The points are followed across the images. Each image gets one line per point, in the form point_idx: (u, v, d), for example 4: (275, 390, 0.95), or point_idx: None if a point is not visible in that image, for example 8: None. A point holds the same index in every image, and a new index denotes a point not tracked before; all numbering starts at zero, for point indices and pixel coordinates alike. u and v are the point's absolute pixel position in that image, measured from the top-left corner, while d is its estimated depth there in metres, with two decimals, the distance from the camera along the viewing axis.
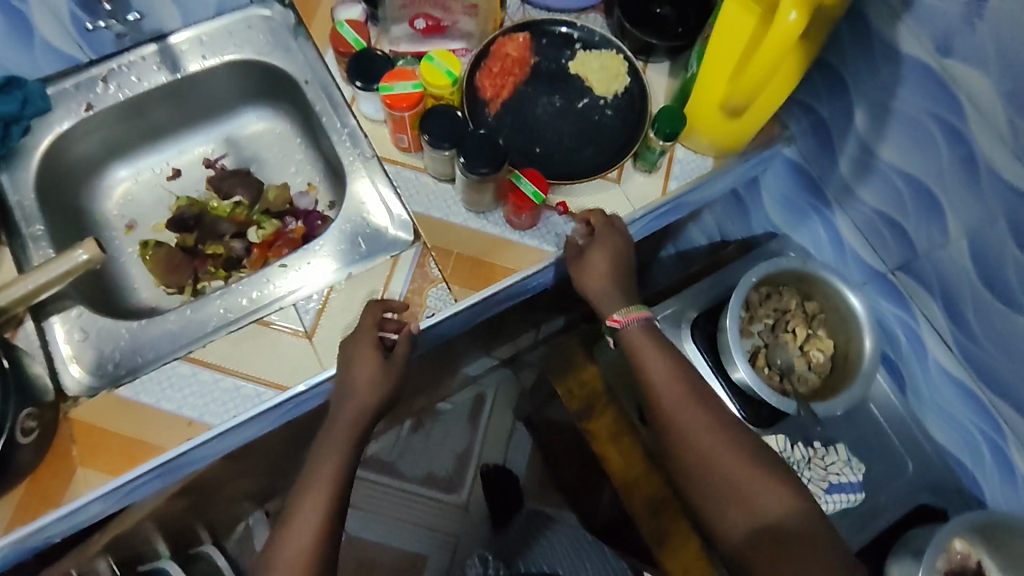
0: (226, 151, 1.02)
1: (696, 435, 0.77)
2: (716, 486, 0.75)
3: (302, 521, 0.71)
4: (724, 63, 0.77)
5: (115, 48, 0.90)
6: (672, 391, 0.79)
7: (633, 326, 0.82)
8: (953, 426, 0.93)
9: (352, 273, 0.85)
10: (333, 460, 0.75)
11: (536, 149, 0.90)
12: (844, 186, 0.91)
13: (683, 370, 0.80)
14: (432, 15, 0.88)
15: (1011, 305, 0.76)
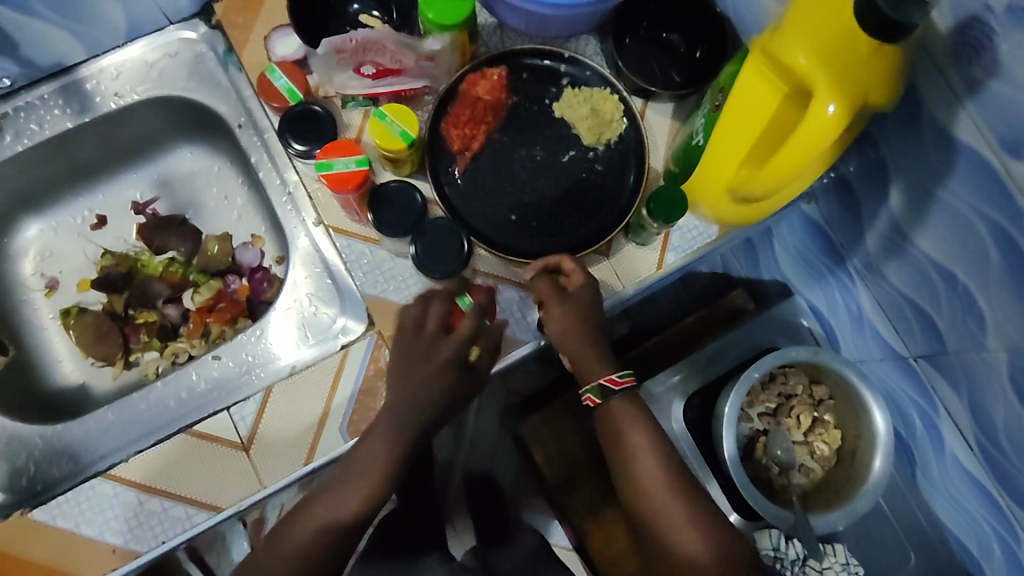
0: (157, 194, 0.88)
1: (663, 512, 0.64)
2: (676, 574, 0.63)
3: (322, 517, 0.63)
4: (736, 147, 0.63)
5: (10, 86, 0.76)
6: (648, 462, 0.65)
7: (619, 398, 0.68)
8: (962, 515, 0.82)
9: (296, 367, 0.74)
10: (375, 465, 0.64)
11: (512, 216, 0.77)
12: (870, 260, 0.79)
13: (665, 447, 0.67)
14: (382, 66, 0.74)
15: None
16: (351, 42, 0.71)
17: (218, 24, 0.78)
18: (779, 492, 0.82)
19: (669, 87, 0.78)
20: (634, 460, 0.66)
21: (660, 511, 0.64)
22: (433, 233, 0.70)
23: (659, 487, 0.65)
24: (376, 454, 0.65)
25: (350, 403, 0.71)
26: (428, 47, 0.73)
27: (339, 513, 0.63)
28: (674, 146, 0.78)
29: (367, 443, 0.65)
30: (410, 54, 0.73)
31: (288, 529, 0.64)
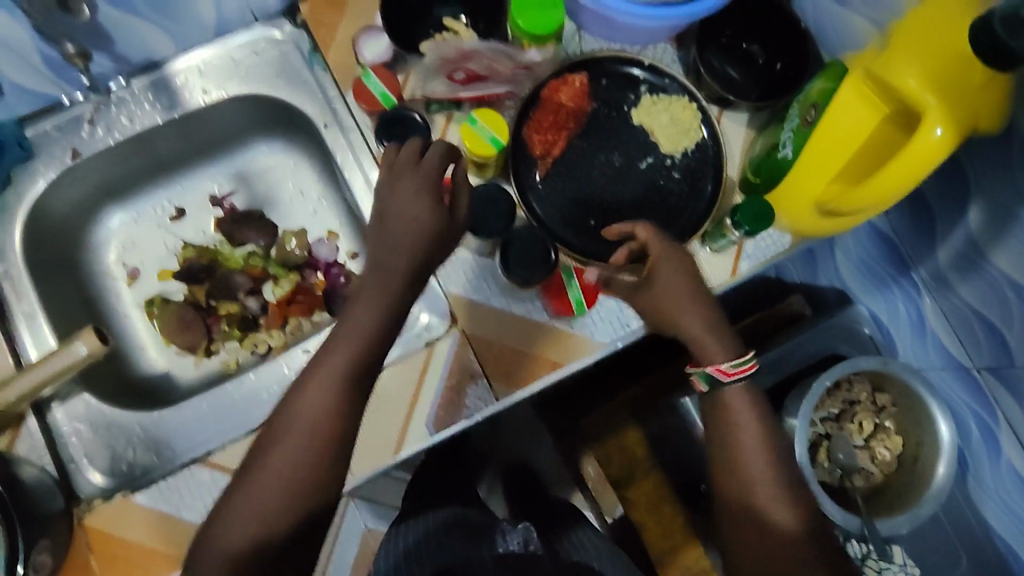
0: (234, 187, 0.90)
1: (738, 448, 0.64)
2: (740, 511, 0.63)
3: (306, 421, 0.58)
4: (826, 162, 0.64)
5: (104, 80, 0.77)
6: (750, 423, 0.65)
7: (737, 385, 0.65)
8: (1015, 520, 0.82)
9: (381, 363, 0.76)
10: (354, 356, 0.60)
11: (591, 221, 0.78)
12: (939, 272, 0.81)
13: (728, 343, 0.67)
14: (473, 73, 0.75)
15: None
16: (453, 50, 0.73)
17: (304, 24, 0.80)
18: (841, 495, 0.85)
19: (752, 93, 0.79)
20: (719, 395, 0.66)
21: (756, 489, 0.63)
22: (522, 242, 0.72)
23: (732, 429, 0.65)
24: (348, 369, 0.60)
25: (436, 395, 0.75)
26: (529, 60, 0.75)
27: (314, 429, 0.58)
28: (751, 155, 0.80)
29: (342, 337, 0.61)
30: (507, 65, 0.75)
31: (270, 449, 0.59)
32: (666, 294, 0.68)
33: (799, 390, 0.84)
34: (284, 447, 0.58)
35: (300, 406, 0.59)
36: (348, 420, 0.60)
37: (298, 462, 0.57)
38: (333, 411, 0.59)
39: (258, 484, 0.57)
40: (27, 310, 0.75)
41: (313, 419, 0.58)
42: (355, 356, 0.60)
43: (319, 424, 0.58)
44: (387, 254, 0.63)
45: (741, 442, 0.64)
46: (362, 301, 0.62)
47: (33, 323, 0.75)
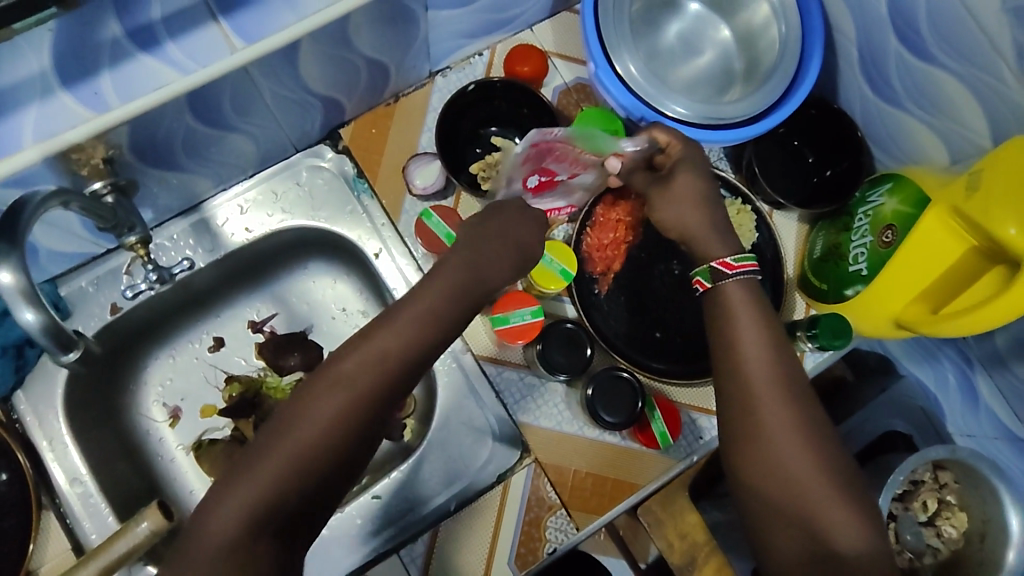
0: (275, 310, 0.86)
1: (786, 461, 0.54)
2: (790, 509, 0.54)
3: (272, 466, 0.49)
4: (908, 284, 0.64)
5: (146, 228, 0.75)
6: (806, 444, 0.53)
7: (740, 283, 0.61)
8: None
9: (454, 504, 0.73)
10: (342, 398, 0.51)
11: (657, 333, 0.77)
12: (995, 352, 0.82)
13: (780, 343, 0.59)
14: (556, 171, 0.69)
15: None
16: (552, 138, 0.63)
17: (346, 149, 0.79)
18: None
19: (794, 198, 0.79)
20: (761, 415, 0.56)
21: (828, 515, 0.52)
22: (608, 381, 0.72)
23: (789, 439, 0.55)
24: (357, 377, 0.52)
25: (517, 533, 0.72)
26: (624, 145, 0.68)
27: (309, 437, 0.50)
28: (808, 255, 0.79)
29: (336, 372, 0.52)
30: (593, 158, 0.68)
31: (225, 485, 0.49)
32: (675, 198, 0.66)
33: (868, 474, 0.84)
34: (276, 452, 0.49)
35: (298, 411, 0.51)
36: (341, 445, 0.51)
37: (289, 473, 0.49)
38: (335, 423, 0.50)
39: (243, 483, 0.49)
40: (73, 474, 0.72)
41: (298, 442, 0.50)
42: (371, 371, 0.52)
43: (323, 438, 0.50)
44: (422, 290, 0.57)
45: (793, 465, 0.54)
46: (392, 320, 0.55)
47: (83, 489, 0.72)
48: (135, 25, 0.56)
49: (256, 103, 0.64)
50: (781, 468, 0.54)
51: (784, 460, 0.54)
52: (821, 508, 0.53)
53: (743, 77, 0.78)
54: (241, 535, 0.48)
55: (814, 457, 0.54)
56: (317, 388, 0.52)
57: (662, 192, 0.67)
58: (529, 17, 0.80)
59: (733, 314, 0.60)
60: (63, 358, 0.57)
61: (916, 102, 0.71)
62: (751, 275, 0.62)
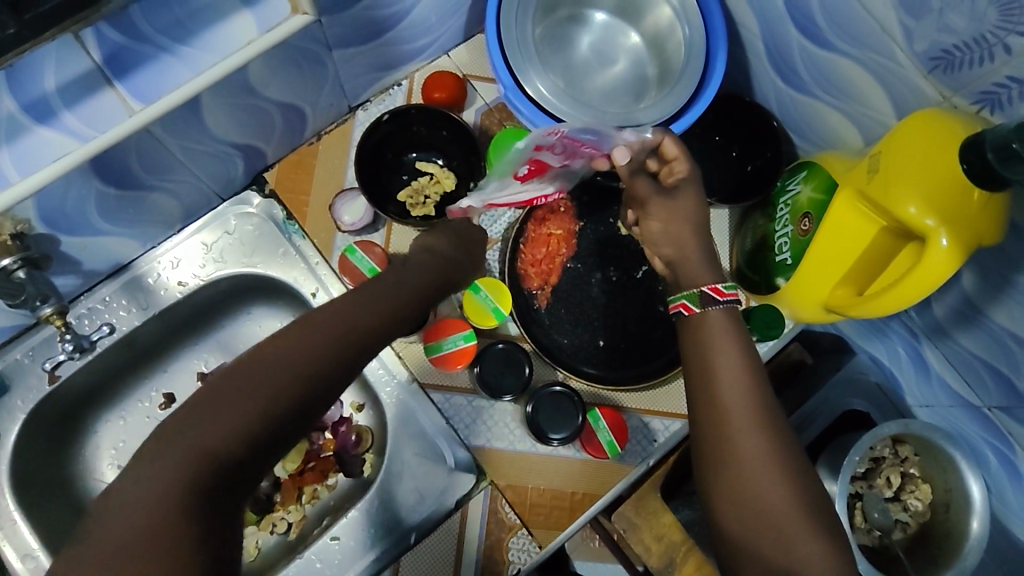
0: (223, 359, 0.85)
1: (761, 479, 0.50)
2: (763, 533, 0.49)
3: (197, 454, 0.41)
4: (833, 270, 0.64)
5: (78, 291, 0.75)
6: (761, 457, 0.50)
7: (718, 310, 0.57)
8: None
9: (414, 535, 0.73)
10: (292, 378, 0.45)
11: (600, 341, 0.77)
12: (937, 323, 0.83)
13: (753, 355, 0.55)
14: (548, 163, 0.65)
15: None
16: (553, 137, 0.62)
17: (273, 193, 0.79)
18: (883, 553, 0.85)
19: (720, 193, 0.80)
20: (727, 422, 0.52)
21: (794, 536, 0.48)
22: (548, 399, 0.72)
23: (759, 450, 0.51)
24: (330, 349, 0.47)
25: (479, 558, 0.72)
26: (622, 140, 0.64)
27: (267, 400, 0.44)
28: (740, 248, 0.80)
29: (287, 350, 0.46)
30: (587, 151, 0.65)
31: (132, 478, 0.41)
32: None
33: (828, 457, 0.85)
34: (227, 411, 0.43)
35: (257, 365, 0.45)
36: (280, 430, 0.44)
37: (241, 431, 0.43)
38: (298, 381, 0.45)
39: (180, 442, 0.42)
40: (24, 550, 0.71)
41: (228, 425, 0.42)
42: (343, 337, 0.48)
43: (261, 420, 0.43)
44: (389, 282, 0.55)
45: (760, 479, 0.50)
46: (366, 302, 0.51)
47: (36, 564, 0.71)
48: (28, 98, 0.55)
49: (166, 160, 0.65)
50: (751, 491, 0.50)
51: (756, 476, 0.50)
52: (797, 533, 0.48)
53: (656, 80, 0.79)
54: (169, 510, 0.39)
55: (781, 477, 0.50)
56: (279, 353, 0.46)
57: (663, 205, 0.64)
58: (443, 43, 0.81)
59: (711, 337, 0.56)
60: None
61: (823, 88, 0.71)
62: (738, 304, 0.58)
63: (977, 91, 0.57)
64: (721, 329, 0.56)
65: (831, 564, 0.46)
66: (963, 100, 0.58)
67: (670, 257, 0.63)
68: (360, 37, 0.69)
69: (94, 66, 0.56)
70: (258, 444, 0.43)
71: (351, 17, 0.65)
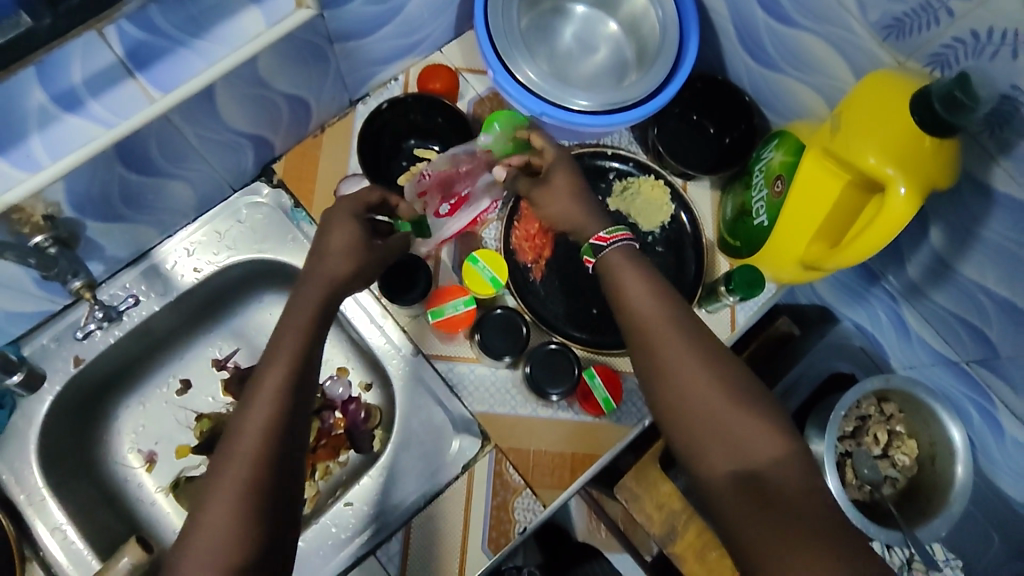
0: (236, 346, 0.90)
1: (695, 389, 0.57)
2: (710, 433, 0.55)
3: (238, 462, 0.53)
4: (805, 226, 0.69)
5: (100, 279, 0.80)
6: (693, 373, 0.57)
7: (616, 250, 0.66)
8: None
9: (426, 497, 0.76)
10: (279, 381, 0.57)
11: (594, 309, 0.81)
12: (912, 283, 0.87)
13: (664, 290, 0.63)
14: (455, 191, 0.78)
15: None
16: (430, 179, 0.76)
17: (281, 182, 0.83)
18: (875, 508, 0.88)
19: (700, 167, 0.85)
20: (658, 351, 0.59)
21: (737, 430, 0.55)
22: (544, 356, 0.76)
23: (687, 365, 0.58)
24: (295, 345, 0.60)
25: (487, 519, 0.75)
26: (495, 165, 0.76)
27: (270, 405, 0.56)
28: (722, 217, 0.85)
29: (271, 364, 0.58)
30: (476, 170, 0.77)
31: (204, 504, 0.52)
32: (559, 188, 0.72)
33: (815, 417, 0.88)
34: (241, 441, 0.54)
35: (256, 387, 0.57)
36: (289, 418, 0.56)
37: (259, 446, 0.54)
38: (279, 406, 0.56)
39: (217, 491, 0.52)
40: (53, 524, 0.75)
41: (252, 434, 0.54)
42: (298, 337, 0.60)
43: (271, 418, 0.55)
44: (310, 282, 0.64)
45: (696, 390, 0.57)
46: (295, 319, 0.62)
47: (64, 536, 0.75)
48: (58, 90, 0.60)
49: (182, 148, 0.70)
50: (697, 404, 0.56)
51: (691, 390, 0.57)
52: (737, 426, 0.55)
53: (635, 64, 0.85)
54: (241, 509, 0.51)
55: (717, 383, 0.57)
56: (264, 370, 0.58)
57: (545, 191, 0.73)
58: (436, 39, 0.87)
59: (623, 278, 0.64)
60: (7, 379, 0.72)
61: (790, 63, 0.77)
62: (628, 243, 0.66)
63: (927, 55, 0.63)
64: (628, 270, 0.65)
65: (777, 447, 0.53)
66: (915, 63, 0.65)
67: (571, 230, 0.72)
68: (359, 31, 0.75)
69: (117, 60, 0.61)
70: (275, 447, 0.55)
71: (351, 12, 0.71)
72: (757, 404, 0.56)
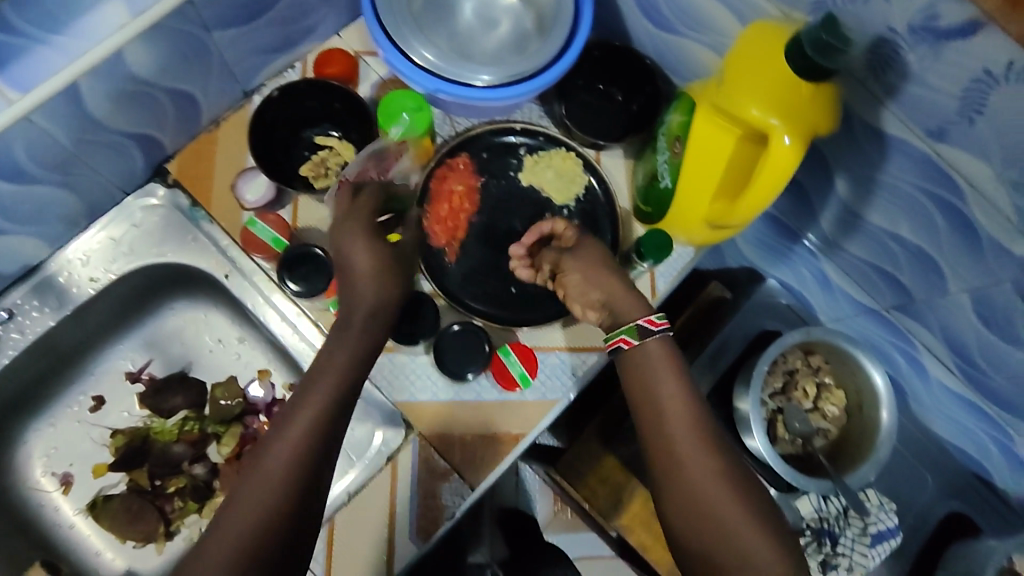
0: (149, 356, 0.87)
1: (704, 494, 0.59)
2: (707, 536, 0.58)
3: (272, 476, 0.56)
4: (705, 184, 0.69)
5: None
6: (707, 479, 0.59)
7: (652, 342, 0.67)
8: (958, 428, 0.92)
9: (349, 492, 0.75)
10: (318, 405, 0.61)
11: (512, 288, 0.80)
12: (827, 237, 0.88)
13: (694, 390, 0.65)
14: (372, 187, 0.76)
15: (1015, 345, 0.75)
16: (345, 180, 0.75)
17: (175, 182, 0.80)
18: (808, 460, 0.88)
19: (611, 135, 0.83)
20: (676, 446, 0.62)
21: (739, 539, 0.57)
22: (453, 337, 0.76)
23: (701, 471, 0.60)
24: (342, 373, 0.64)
25: (413, 507, 0.74)
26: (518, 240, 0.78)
27: (310, 426, 0.60)
28: (636, 185, 0.84)
29: (316, 387, 0.63)
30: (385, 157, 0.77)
31: (233, 508, 0.55)
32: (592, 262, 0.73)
33: (743, 375, 0.87)
34: (276, 451, 0.58)
35: (301, 403, 0.61)
36: (322, 441, 0.59)
37: (292, 463, 0.57)
38: (305, 444, 0.58)
39: (234, 523, 0.54)
40: None
41: (283, 453, 0.58)
42: (344, 369, 0.64)
43: (302, 441, 0.58)
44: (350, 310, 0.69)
45: (704, 495, 0.59)
46: (309, 402, 0.61)
47: None
48: None
49: (56, 152, 0.67)
50: (704, 506, 0.58)
51: (700, 494, 0.59)
52: (738, 535, 0.57)
53: (536, 34, 0.80)
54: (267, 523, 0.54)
55: (729, 490, 0.59)
56: (308, 395, 0.62)
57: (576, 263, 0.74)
58: (330, 24, 0.83)
59: (654, 372, 0.65)
60: None
61: (684, 23, 0.76)
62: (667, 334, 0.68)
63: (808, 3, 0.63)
64: (659, 363, 0.66)
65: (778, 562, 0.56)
66: (798, 12, 0.64)
67: (601, 300, 0.72)
68: (236, 18, 0.71)
69: None
70: (305, 469, 0.57)
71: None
72: (765, 515, 0.58)
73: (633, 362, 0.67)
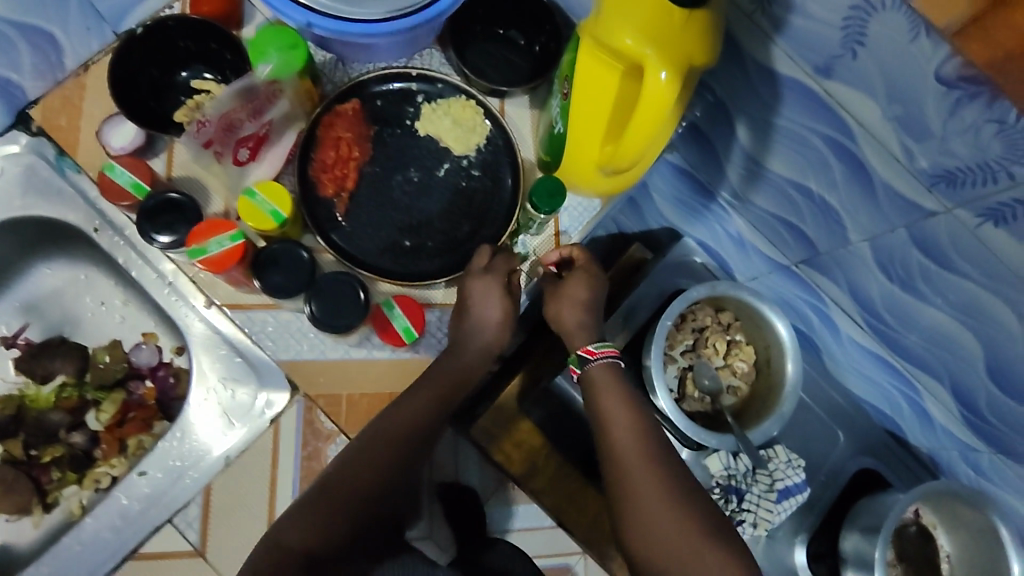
0: (26, 321, 0.83)
1: (659, 516, 0.63)
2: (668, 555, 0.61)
3: (394, 431, 0.67)
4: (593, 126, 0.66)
5: None
6: (656, 503, 0.63)
7: (599, 364, 0.71)
8: (870, 382, 0.92)
9: (230, 456, 0.74)
10: (439, 387, 0.70)
11: (406, 242, 0.76)
12: (736, 191, 0.86)
13: (641, 414, 0.69)
14: (247, 132, 0.71)
15: (912, 294, 0.74)
16: (211, 125, 0.69)
17: (40, 130, 0.73)
18: (716, 418, 0.87)
19: (514, 81, 0.80)
20: (628, 466, 0.66)
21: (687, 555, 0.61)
22: (331, 287, 0.69)
23: (653, 495, 0.63)
24: (497, 345, 0.73)
25: (294, 470, 0.72)
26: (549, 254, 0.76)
27: (436, 399, 0.69)
28: (539, 134, 0.80)
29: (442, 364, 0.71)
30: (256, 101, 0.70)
31: (357, 448, 0.66)
32: (573, 294, 0.75)
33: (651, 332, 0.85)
34: (400, 415, 0.68)
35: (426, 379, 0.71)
36: (438, 415, 0.69)
37: (409, 430, 0.67)
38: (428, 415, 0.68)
39: (359, 463, 0.65)
40: None
41: (402, 420, 0.68)
42: (483, 351, 0.73)
43: (421, 414, 0.68)
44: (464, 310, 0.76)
45: (658, 515, 0.63)
46: (440, 377, 0.71)
47: None
48: None
49: None
50: (652, 526, 0.62)
51: (652, 515, 0.63)
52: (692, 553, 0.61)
53: None
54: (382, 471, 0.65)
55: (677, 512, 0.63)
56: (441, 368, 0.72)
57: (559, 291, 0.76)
58: None
59: (602, 395, 0.70)
60: None
61: None
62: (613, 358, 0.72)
63: None
64: (609, 382, 0.70)
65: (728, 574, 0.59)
66: None
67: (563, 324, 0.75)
68: None
69: None
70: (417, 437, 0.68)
71: None
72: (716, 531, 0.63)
73: (590, 387, 0.71)
